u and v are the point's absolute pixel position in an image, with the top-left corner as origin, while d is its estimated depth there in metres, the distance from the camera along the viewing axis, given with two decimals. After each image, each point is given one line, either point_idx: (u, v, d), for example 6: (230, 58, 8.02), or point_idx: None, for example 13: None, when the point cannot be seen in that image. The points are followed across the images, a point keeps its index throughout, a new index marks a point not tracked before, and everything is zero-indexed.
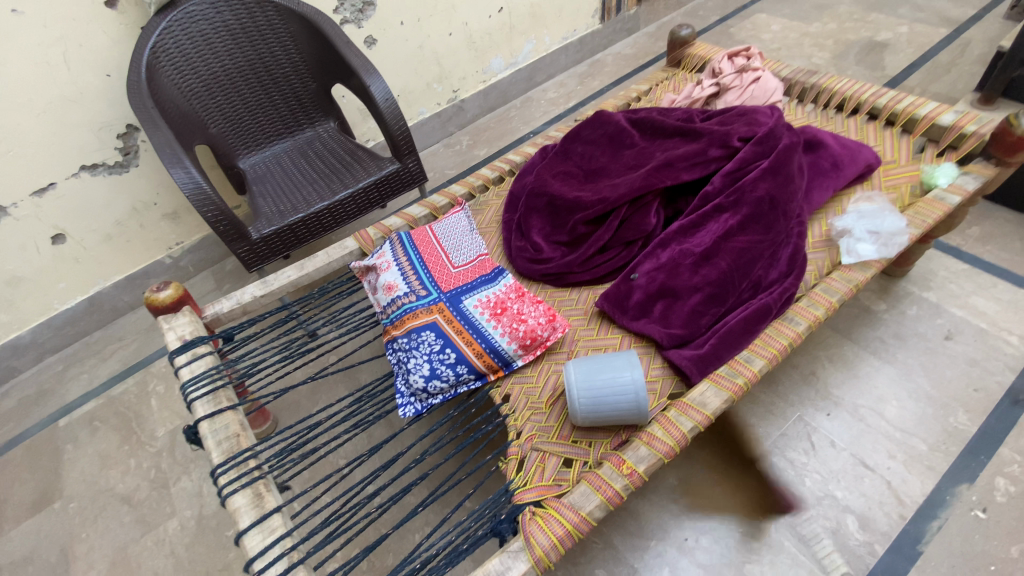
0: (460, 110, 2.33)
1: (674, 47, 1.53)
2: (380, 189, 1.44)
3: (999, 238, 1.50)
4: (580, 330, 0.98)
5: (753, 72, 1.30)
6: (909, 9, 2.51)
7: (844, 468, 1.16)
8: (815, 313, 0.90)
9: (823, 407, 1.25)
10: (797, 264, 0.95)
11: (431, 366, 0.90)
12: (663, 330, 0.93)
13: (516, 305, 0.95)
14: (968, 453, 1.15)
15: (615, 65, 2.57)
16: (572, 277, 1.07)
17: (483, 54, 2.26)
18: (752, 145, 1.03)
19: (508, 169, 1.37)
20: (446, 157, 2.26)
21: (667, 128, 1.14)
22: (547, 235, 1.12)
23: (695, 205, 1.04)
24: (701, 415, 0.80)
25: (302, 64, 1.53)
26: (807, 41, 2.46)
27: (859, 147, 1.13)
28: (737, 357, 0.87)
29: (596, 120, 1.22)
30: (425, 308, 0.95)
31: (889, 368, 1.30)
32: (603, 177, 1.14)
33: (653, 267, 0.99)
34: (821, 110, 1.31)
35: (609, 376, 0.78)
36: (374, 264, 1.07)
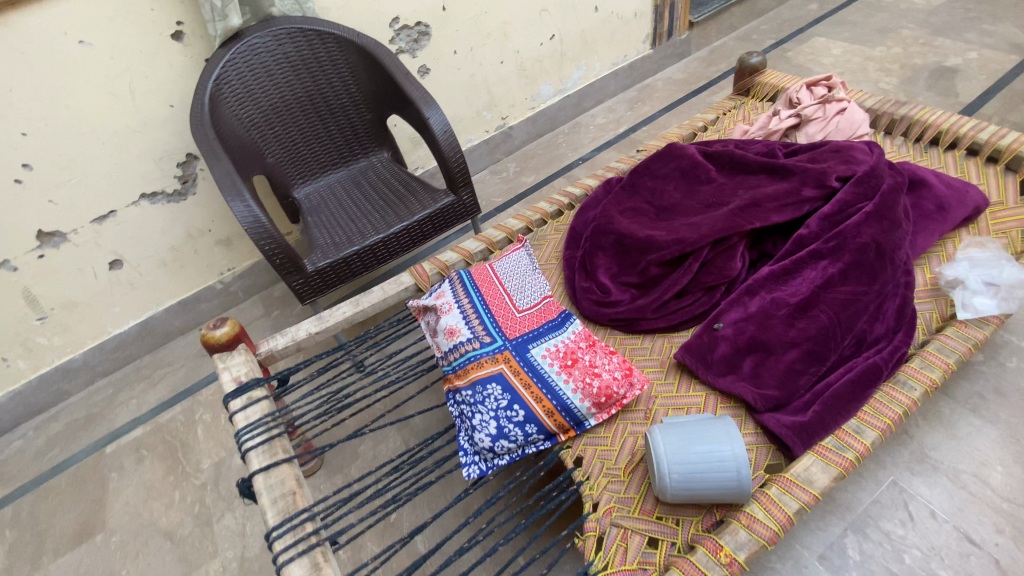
0: (508, 138, 2.31)
1: (742, 76, 1.46)
2: (434, 222, 1.40)
3: None
4: (657, 385, 0.91)
5: (837, 103, 1.21)
6: (978, 33, 2.38)
7: (947, 544, 1.02)
8: (932, 376, 0.80)
9: (918, 470, 1.12)
10: (906, 319, 0.86)
11: (498, 425, 0.81)
12: (755, 390, 0.84)
13: (588, 356, 0.87)
14: None
15: (665, 91, 2.52)
16: (644, 323, 0.99)
17: (533, 81, 2.24)
18: (851, 187, 0.94)
19: (568, 202, 1.30)
20: (493, 185, 2.23)
21: (750, 164, 1.06)
22: (615, 275, 1.05)
23: (787, 249, 0.95)
24: (808, 494, 0.71)
25: (359, 94, 1.52)
26: (871, 65, 2.35)
27: (967, 188, 1.02)
28: (845, 426, 0.77)
29: (667, 154, 1.15)
30: (491, 357, 0.87)
31: (992, 428, 1.15)
32: (678, 215, 1.07)
33: (740, 318, 0.91)
34: (912, 144, 1.20)
35: (705, 448, 0.70)
36: (433, 305, 0.98)
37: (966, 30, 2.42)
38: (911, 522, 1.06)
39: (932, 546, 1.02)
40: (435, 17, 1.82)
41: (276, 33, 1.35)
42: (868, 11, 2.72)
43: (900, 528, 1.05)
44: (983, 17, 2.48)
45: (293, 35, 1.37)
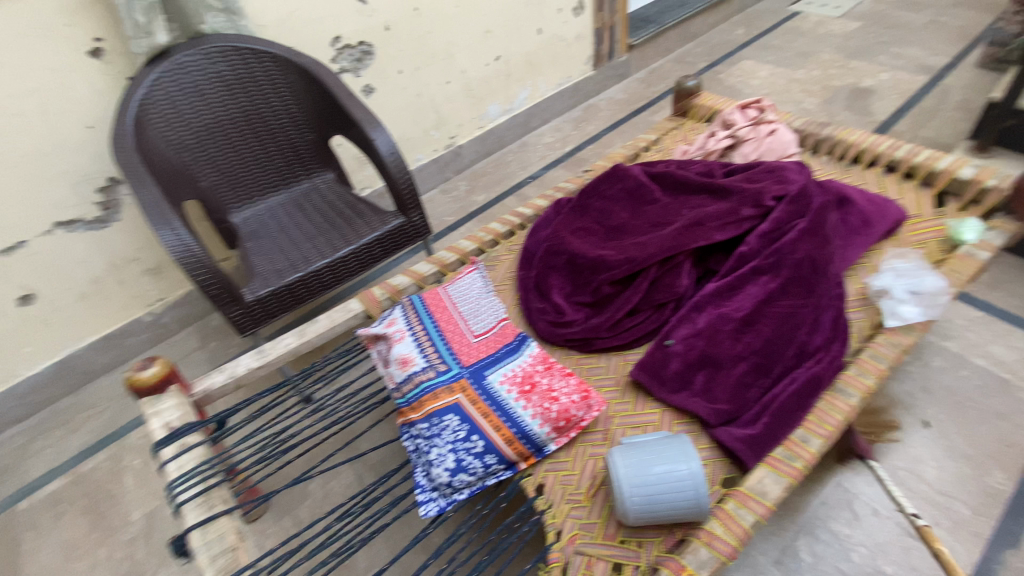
0: (457, 156, 2.30)
1: (680, 98, 1.52)
2: (383, 245, 1.36)
3: (1010, 285, 1.49)
4: (615, 405, 0.91)
5: (768, 125, 1.28)
6: (887, 58, 2.61)
7: (890, 539, 1.08)
8: (867, 382, 0.84)
9: (859, 470, 1.18)
10: (841, 329, 0.90)
11: (456, 457, 0.78)
12: (708, 405, 0.86)
13: (545, 380, 0.86)
14: (1013, 518, 1.08)
15: (609, 110, 2.60)
16: (599, 342, 1.00)
17: (480, 101, 2.25)
18: (785, 205, 0.99)
19: (519, 222, 1.30)
20: (443, 203, 2.21)
21: (692, 184, 1.10)
22: (568, 294, 1.06)
23: (730, 266, 0.99)
24: (763, 506, 0.73)
25: (300, 114, 1.47)
26: (796, 87, 2.52)
27: (887, 203, 1.10)
28: (792, 436, 0.80)
29: (613, 175, 1.18)
30: (447, 388, 0.84)
31: (921, 425, 1.24)
32: (627, 234, 1.09)
33: (689, 333, 0.93)
34: (837, 161, 1.29)
35: (664, 469, 0.70)
36: (384, 333, 0.94)
37: (876, 54, 2.65)
38: (856, 520, 1.11)
39: (877, 543, 1.08)
40: (378, 37, 1.80)
41: (208, 52, 1.29)
42: (790, 36, 2.94)
43: (847, 527, 1.10)
44: (889, 43, 2.72)
45: (227, 54, 1.31)
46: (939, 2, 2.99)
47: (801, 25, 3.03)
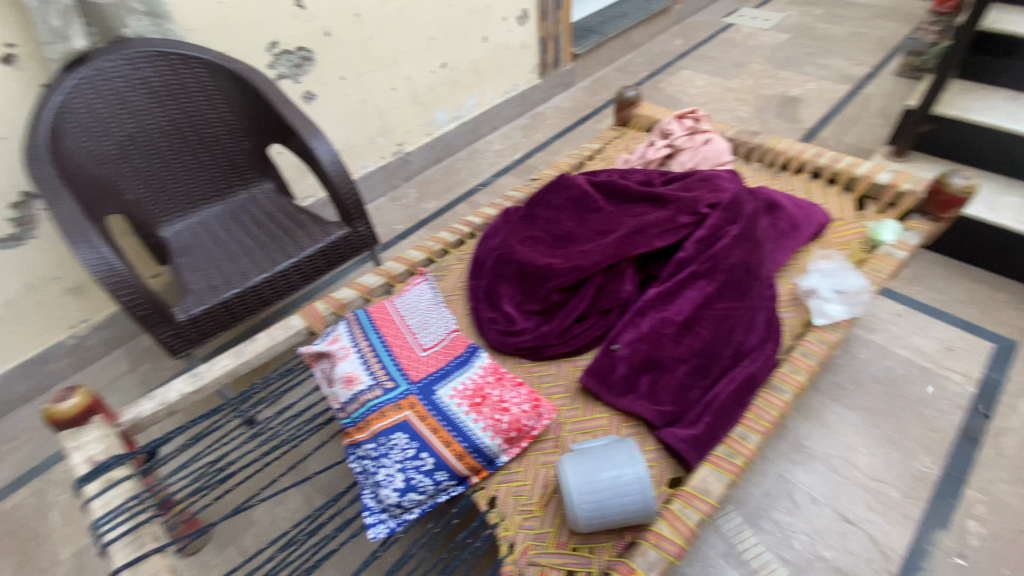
0: (405, 163, 2.27)
1: (621, 108, 1.57)
2: (327, 257, 1.33)
3: (925, 279, 1.62)
4: (565, 412, 0.92)
5: (703, 134, 1.33)
6: (813, 68, 2.79)
7: (827, 525, 1.14)
8: (798, 379, 0.89)
9: (798, 460, 1.24)
10: (773, 329, 0.95)
11: (404, 476, 0.77)
12: (653, 407, 0.88)
13: (496, 391, 0.85)
14: (935, 497, 1.17)
15: (556, 118, 2.65)
16: (549, 350, 1.00)
17: (427, 108, 2.23)
18: (719, 212, 1.03)
19: (468, 231, 1.29)
20: (392, 212, 2.18)
21: (633, 193, 1.13)
22: (518, 303, 1.07)
23: (670, 271, 1.02)
24: (707, 504, 0.75)
25: (235, 123, 1.41)
26: (730, 95, 2.65)
27: (812, 208, 1.17)
28: (731, 433, 0.83)
29: (559, 184, 1.19)
30: (395, 405, 0.81)
31: (852, 414, 1.32)
32: (573, 242, 1.11)
33: (634, 338, 0.96)
34: (767, 168, 1.36)
35: (612, 474, 0.71)
36: (328, 350, 0.93)
37: (803, 65, 2.83)
38: (796, 509, 1.17)
39: (816, 529, 1.14)
40: (318, 43, 1.75)
41: (132, 57, 1.22)
42: (724, 47, 3.09)
43: (788, 516, 1.16)
44: (814, 54, 2.91)
45: (152, 60, 1.24)
46: (857, 16, 3.22)
47: (734, 36, 3.19)
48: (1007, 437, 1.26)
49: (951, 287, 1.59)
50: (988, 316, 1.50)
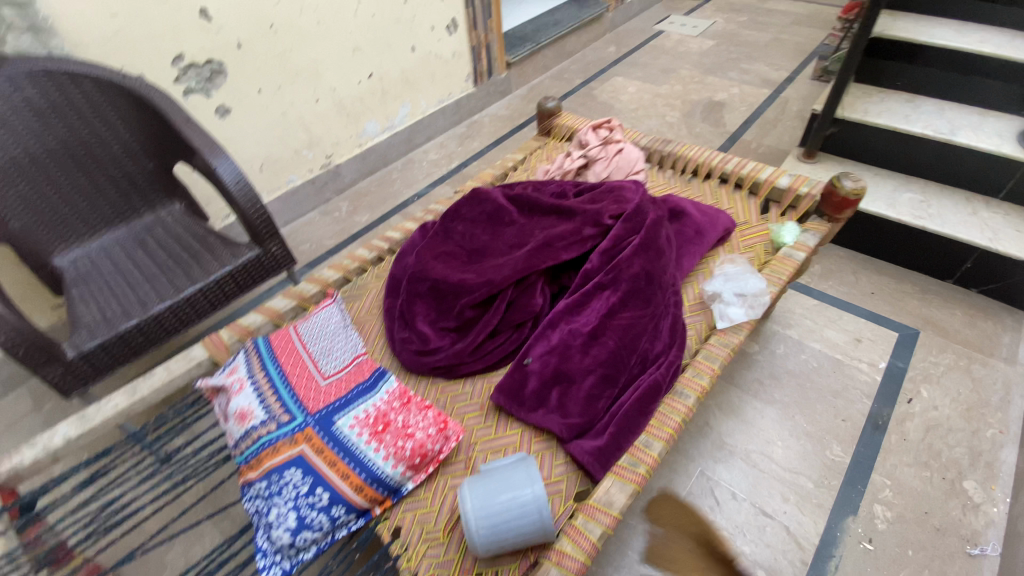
0: (336, 176, 2.22)
1: (543, 118, 1.59)
2: (237, 280, 1.29)
3: (837, 274, 1.71)
4: (477, 430, 0.91)
5: (615, 144, 1.37)
6: (737, 73, 2.91)
7: (746, 520, 1.18)
8: (702, 383, 0.91)
9: (719, 457, 1.28)
10: (677, 334, 0.97)
11: (298, 515, 0.73)
12: (561, 421, 0.88)
13: (400, 417, 0.83)
14: (846, 485, 1.23)
15: (492, 126, 2.65)
16: (463, 368, 0.98)
17: (355, 119, 2.19)
18: (623, 222, 1.06)
19: (387, 247, 1.27)
20: (323, 226, 2.12)
21: (543, 206, 1.14)
22: (434, 321, 1.03)
23: (578, 283, 1.04)
24: (609, 517, 0.76)
25: (134, 143, 1.33)
26: (660, 101, 2.74)
27: (717, 213, 1.20)
28: (636, 442, 0.85)
29: (473, 198, 1.18)
30: (289, 439, 0.79)
31: (770, 409, 1.37)
32: (487, 257, 1.10)
33: (544, 351, 0.96)
34: (679, 175, 1.40)
35: (509, 495, 0.70)
36: (224, 384, 0.90)
37: (728, 70, 2.95)
38: (718, 506, 1.20)
39: (736, 525, 1.17)
40: (229, 55, 1.68)
41: (10, 76, 1.13)
42: (655, 54, 3.18)
43: (710, 514, 1.19)
44: (739, 60, 3.04)
45: (34, 78, 1.16)
46: (778, 23, 3.38)
47: (665, 43, 3.29)
48: (910, 421, 1.33)
49: (860, 280, 1.68)
50: (892, 306, 1.60)
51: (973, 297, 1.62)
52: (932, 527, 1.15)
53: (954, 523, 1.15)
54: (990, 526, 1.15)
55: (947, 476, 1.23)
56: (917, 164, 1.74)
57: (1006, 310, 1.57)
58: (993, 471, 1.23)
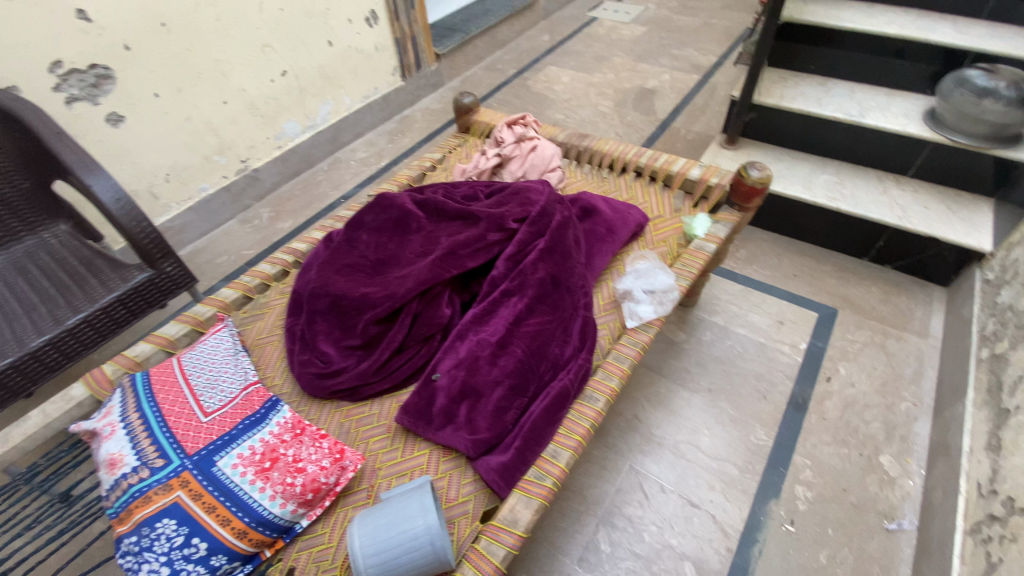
0: (255, 181, 2.10)
1: (460, 114, 1.54)
2: (129, 306, 1.21)
3: (760, 258, 1.75)
4: (382, 454, 0.86)
5: (530, 141, 1.36)
6: (668, 59, 2.92)
7: (674, 511, 1.19)
8: (610, 385, 0.91)
9: (648, 450, 1.29)
10: (588, 337, 0.95)
11: (171, 570, 0.68)
12: (468, 437, 0.84)
13: (291, 451, 0.78)
14: (769, 468, 1.25)
15: (424, 121, 2.57)
16: (368, 388, 0.93)
17: (271, 120, 2.07)
18: (527, 226, 1.04)
19: (292, 260, 1.19)
20: (243, 236, 2.01)
21: (449, 211, 1.09)
22: (337, 340, 0.97)
23: (485, 291, 1.01)
24: (513, 536, 0.74)
25: (5, 161, 1.20)
26: (592, 90, 2.72)
27: (629, 209, 1.19)
28: (543, 454, 0.83)
29: (377, 205, 1.12)
30: (163, 487, 0.73)
31: (696, 397, 1.39)
32: (392, 267, 1.04)
33: (452, 364, 0.92)
34: (596, 170, 1.39)
35: (399, 530, 0.67)
36: (96, 428, 0.82)
37: (659, 57, 2.96)
38: (647, 500, 1.21)
39: (664, 518, 1.18)
40: (117, 58, 1.55)
41: None
42: (588, 41, 3.16)
43: (639, 509, 1.20)
44: (670, 45, 3.05)
45: None
46: (708, 7, 3.42)
47: (597, 30, 3.27)
48: (828, 400, 1.37)
49: (782, 263, 1.73)
50: (812, 287, 1.64)
51: (888, 273, 1.68)
52: (850, 503, 1.19)
53: (871, 499, 1.20)
54: (905, 499, 1.19)
55: (864, 452, 1.27)
56: (831, 147, 1.79)
57: (918, 284, 1.64)
58: (906, 444, 1.28)
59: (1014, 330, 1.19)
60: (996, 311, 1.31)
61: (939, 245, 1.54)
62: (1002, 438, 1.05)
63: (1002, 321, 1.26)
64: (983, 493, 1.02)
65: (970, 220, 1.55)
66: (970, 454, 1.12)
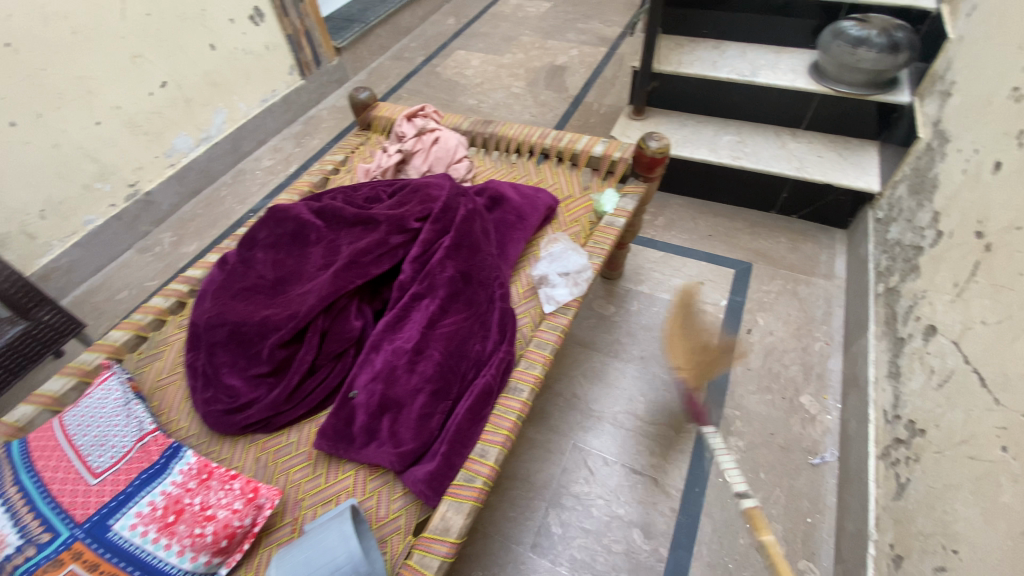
0: (149, 205, 1.94)
1: (358, 111, 1.47)
2: (7, 363, 1.14)
3: (678, 223, 1.80)
4: (305, 483, 0.82)
5: (431, 133, 1.33)
6: (575, 34, 2.92)
7: (619, 481, 1.22)
8: (535, 373, 0.89)
9: (589, 426, 1.31)
10: (507, 329, 0.94)
11: None
12: (392, 452, 0.81)
13: (197, 499, 0.75)
14: (702, 425, 1.31)
15: (331, 120, 2.45)
16: (282, 417, 0.87)
17: (157, 136, 1.90)
18: (430, 224, 1.02)
19: (187, 289, 1.11)
20: (143, 266, 1.86)
21: (349, 217, 1.04)
22: (243, 370, 0.91)
23: (396, 297, 0.97)
24: (446, 544, 0.72)
25: None
26: (504, 72, 2.68)
27: (538, 193, 1.18)
28: (471, 455, 0.81)
29: (271, 219, 1.05)
30: (53, 563, 0.68)
31: (630, 366, 1.42)
32: (295, 284, 0.98)
33: (369, 378, 0.88)
34: (504, 156, 1.37)
35: (319, 563, 0.64)
36: None
37: (566, 32, 2.95)
38: (592, 475, 1.23)
39: (610, 490, 1.21)
40: None
41: None
42: (495, 22, 3.10)
43: (585, 486, 1.22)
44: (576, 19, 3.05)
45: None
46: None
47: (503, 9, 3.22)
48: (750, 350, 1.44)
49: (698, 225, 1.79)
50: (727, 245, 1.71)
51: (794, 223, 1.77)
52: (777, 446, 1.26)
53: (796, 438, 1.28)
54: (826, 433, 1.28)
55: (786, 395, 1.35)
56: (731, 108, 1.86)
57: (821, 230, 1.74)
58: (823, 381, 1.37)
59: (904, 264, 1.29)
60: (888, 247, 1.41)
61: (836, 191, 1.63)
62: (900, 365, 1.14)
63: (892, 256, 1.36)
64: (889, 418, 1.10)
65: (859, 164, 1.66)
66: (875, 383, 1.21)
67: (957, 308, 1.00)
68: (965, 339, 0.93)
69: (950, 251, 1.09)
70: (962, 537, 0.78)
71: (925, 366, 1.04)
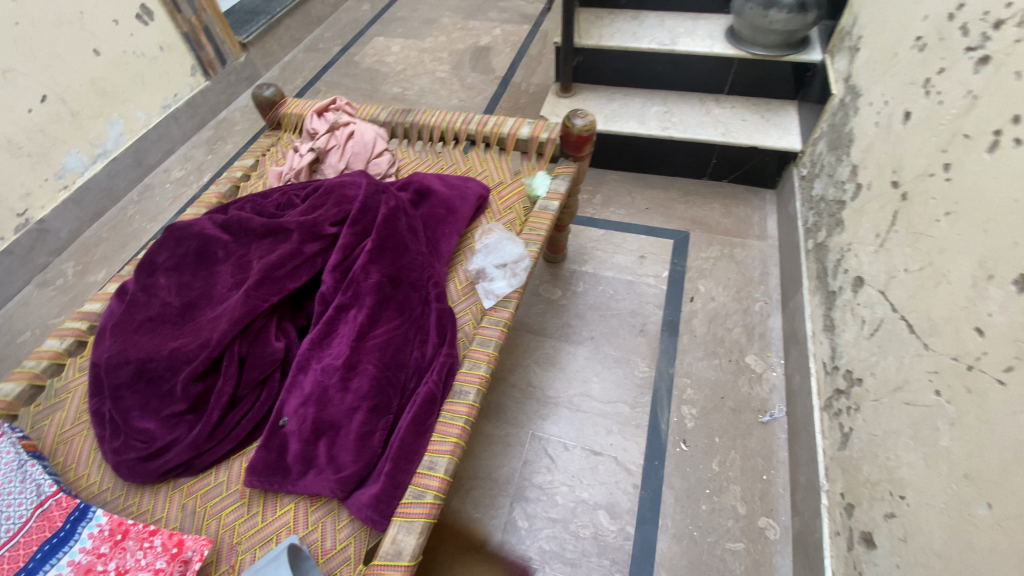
0: (45, 234, 1.75)
1: (265, 111, 1.36)
2: None
3: (615, 198, 1.79)
4: (240, 525, 0.76)
5: (345, 127, 1.25)
6: (497, 12, 2.84)
7: (580, 465, 1.21)
8: (480, 373, 0.85)
9: (545, 413, 1.30)
10: (445, 330, 0.89)
11: None
12: (333, 478, 0.75)
13: (112, 564, 0.67)
14: (655, 396, 1.32)
15: (244, 122, 2.28)
16: (208, 456, 0.80)
17: (43, 157, 1.69)
18: (348, 229, 0.95)
19: (86, 326, 0.99)
20: (46, 302, 1.68)
21: (258, 228, 0.95)
22: (154, 411, 0.82)
23: (320, 311, 0.91)
24: (400, 569, 0.67)
25: None
26: (426, 57, 2.58)
27: (466, 182, 1.13)
28: (418, 470, 0.76)
29: (171, 239, 0.96)
30: None
31: (582, 348, 1.41)
32: (205, 308, 0.90)
33: (300, 403, 0.82)
34: (429, 145, 1.30)
35: None
36: None
37: (488, 10, 2.86)
38: (554, 463, 1.22)
39: (573, 475, 1.20)
40: None
41: None
42: (412, 5, 2.97)
43: (548, 474, 1.20)
44: None
45: None
46: None
47: None
48: (695, 318, 1.46)
49: (635, 199, 1.79)
50: (664, 216, 1.72)
51: (725, 187, 1.80)
52: (729, 409, 1.29)
53: (746, 399, 1.31)
54: (773, 390, 1.31)
55: (732, 357, 1.38)
56: (656, 79, 1.85)
57: (751, 192, 1.78)
58: (766, 340, 1.41)
59: (829, 219, 1.32)
60: (814, 204, 1.45)
61: (761, 152, 1.66)
62: (834, 317, 1.17)
63: (818, 212, 1.40)
64: (829, 370, 1.14)
65: (781, 124, 1.69)
66: (814, 337, 1.24)
67: (881, 258, 1.03)
68: (891, 288, 0.97)
69: (871, 203, 1.13)
70: (906, 482, 0.81)
71: (857, 317, 1.07)
